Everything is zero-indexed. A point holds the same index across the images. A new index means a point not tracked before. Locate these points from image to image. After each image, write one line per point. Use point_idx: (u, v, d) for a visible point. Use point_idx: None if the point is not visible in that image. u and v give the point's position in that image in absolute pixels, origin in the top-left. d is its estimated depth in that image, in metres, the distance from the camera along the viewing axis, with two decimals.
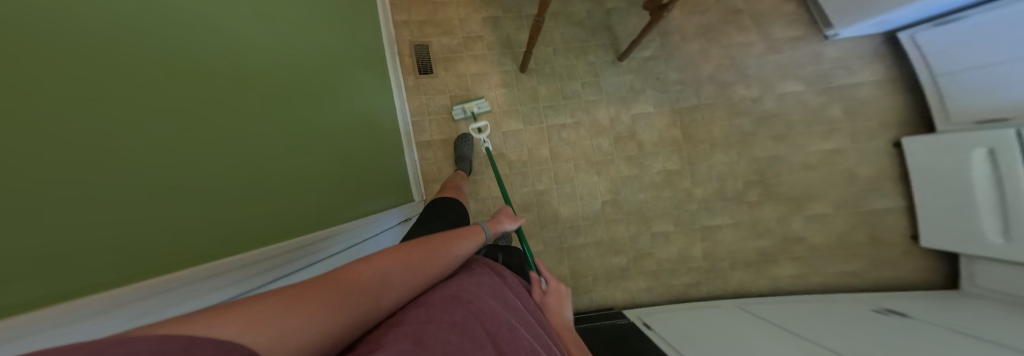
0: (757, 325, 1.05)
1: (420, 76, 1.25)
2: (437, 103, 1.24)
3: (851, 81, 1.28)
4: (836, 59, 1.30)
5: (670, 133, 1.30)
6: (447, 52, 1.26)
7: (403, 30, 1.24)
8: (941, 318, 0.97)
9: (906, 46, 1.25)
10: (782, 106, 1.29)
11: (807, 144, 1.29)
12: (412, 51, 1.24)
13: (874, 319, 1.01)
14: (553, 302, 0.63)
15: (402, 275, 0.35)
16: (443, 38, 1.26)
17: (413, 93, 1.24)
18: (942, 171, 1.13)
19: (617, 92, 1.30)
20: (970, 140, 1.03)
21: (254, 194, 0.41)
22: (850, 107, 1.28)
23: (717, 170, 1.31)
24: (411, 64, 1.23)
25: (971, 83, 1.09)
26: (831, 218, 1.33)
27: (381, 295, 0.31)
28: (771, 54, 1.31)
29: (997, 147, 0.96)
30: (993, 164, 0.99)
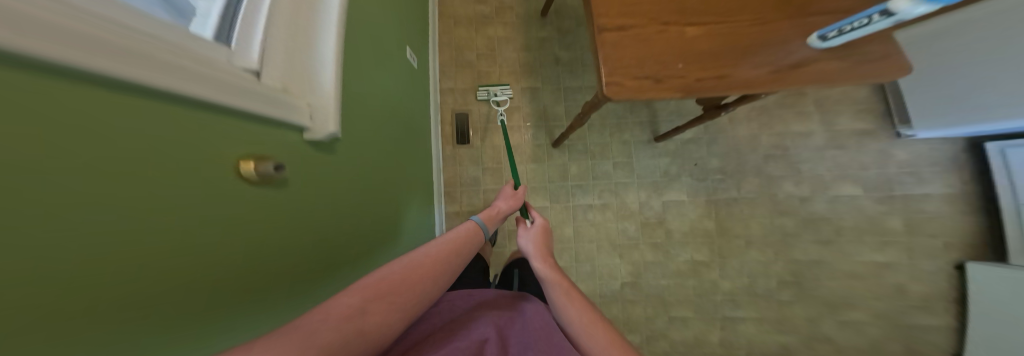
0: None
1: (456, 146, 1.14)
2: (470, 174, 1.12)
3: (919, 192, 1.16)
4: (905, 164, 1.16)
5: (702, 225, 1.24)
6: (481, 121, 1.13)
7: (446, 97, 1.13)
8: None
9: (992, 159, 1.10)
10: (833, 208, 1.18)
11: (857, 253, 1.19)
12: (453, 119, 1.12)
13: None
14: (535, 238, 0.66)
15: (392, 298, 0.40)
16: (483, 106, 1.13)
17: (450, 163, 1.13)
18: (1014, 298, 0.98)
19: (650, 175, 1.24)
20: None
21: (304, 287, 0.42)
22: (910, 219, 1.17)
23: (750, 266, 1.22)
24: (451, 134, 1.11)
25: None
26: (868, 329, 1.23)
27: (367, 323, 0.36)
28: (829, 149, 1.18)
29: None
30: None
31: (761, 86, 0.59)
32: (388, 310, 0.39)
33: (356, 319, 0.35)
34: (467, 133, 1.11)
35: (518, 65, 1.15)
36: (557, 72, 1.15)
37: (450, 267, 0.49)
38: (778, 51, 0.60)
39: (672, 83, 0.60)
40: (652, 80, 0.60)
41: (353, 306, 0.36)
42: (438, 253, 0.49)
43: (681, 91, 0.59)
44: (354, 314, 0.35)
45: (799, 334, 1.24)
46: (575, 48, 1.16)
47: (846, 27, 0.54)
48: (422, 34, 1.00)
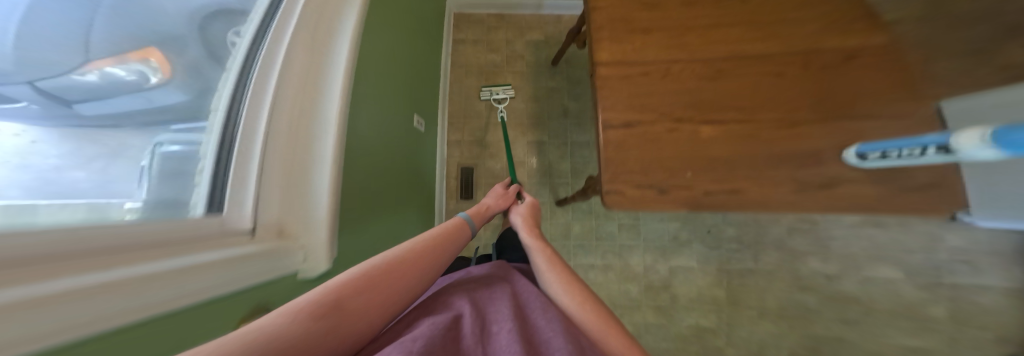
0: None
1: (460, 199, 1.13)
2: None
3: (976, 285, 1.03)
4: (954, 251, 1.05)
5: (711, 292, 1.16)
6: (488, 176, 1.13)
7: (454, 150, 1.14)
8: None
9: None
10: (865, 290, 1.09)
11: (888, 336, 1.06)
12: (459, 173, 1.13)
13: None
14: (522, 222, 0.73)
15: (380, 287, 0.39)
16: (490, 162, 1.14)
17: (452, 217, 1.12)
18: None
19: (657, 239, 1.21)
20: None
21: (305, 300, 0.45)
22: (960, 314, 1.03)
23: (760, 335, 1.13)
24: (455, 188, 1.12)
25: None
26: None
27: (352, 302, 0.35)
28: (864, 227, 1.12)
29: None
30: None
31: (782, 205, 0.58)
32: (375, 294, 0.39)
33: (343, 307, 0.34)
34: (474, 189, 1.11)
35: (525, 117, 1.12)
36: (564, 125, 1.13)
37: (435, 262, 0.50)
38: (807, 169, 0.58)
39: (681, 195, 0.60)
40: (657, 191, 0.60)
41: (342, 295, 0.35)
42: (420, 250, 0.48)
43: (691, 205, 0.60)
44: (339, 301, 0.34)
45: None
46: (584, 100, 1.14)
47: (890, 152, 0.52)
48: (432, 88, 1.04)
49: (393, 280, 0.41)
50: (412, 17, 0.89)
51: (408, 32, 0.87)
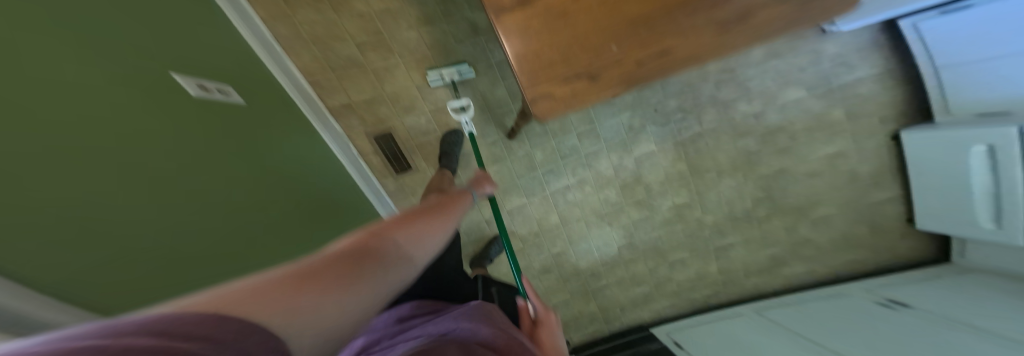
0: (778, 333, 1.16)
1: (400, 174, 1.06)
2: None
3: (852, 80, 1.23)
4: (836, 57, 1.22)
5: (676, 168, 1.25)
6: (414, 136, 1.02)
7: (352, 119, 0.98)
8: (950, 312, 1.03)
9: (906, 33, 1.18)
10: (786, 116, 1.23)
11: (812, 152, 1.27)
12: (375, 146, 1.01)
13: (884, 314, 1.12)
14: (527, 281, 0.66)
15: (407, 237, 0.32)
16: (406, 118, 1.00)
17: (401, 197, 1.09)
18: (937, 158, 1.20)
19: (616, 136, 1.18)
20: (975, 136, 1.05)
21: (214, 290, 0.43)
22: (851, 105, 1.25)
23: (725, 194, 1.29)
24: (384, 164, 1.03)
25: (963, 81, 1.11)
26: (835, 219, 1.34)
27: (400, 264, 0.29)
28: (771, 60, 1.20)
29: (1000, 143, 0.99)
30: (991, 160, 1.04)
31: (705, 51, 0.57)
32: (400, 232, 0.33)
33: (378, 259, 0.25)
34: (407, 160, 1.04)
35: (425, 47, 0.96)
36: (479, 43, 0.98)
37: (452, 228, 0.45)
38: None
39: (615, 75, 0.53)
40: (589, 79, 0.52)
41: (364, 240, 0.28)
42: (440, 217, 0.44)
43: (625, 83, 0.54)
44: (367, 252, 0.25)
45: (778, 241, 1.37)
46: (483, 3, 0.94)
47: None
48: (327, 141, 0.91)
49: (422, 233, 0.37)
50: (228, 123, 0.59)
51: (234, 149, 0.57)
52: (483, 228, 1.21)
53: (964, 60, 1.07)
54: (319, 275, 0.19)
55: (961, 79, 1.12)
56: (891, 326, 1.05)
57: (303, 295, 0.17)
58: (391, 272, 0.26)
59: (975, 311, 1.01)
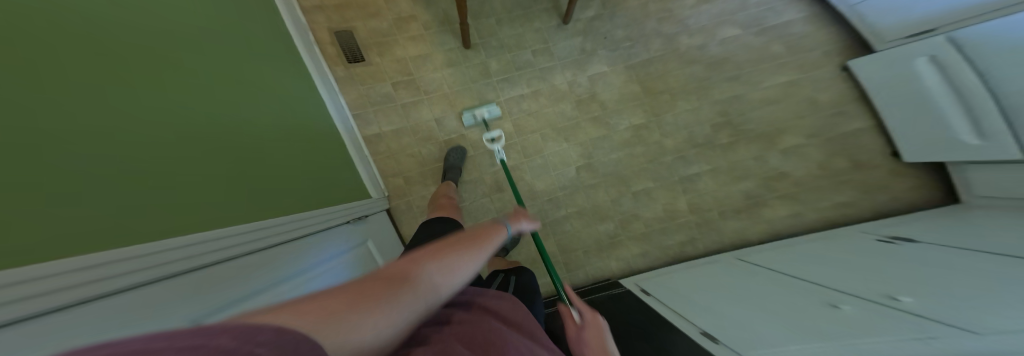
0: (759, 273, 1.03)
1: (351, 66, 1.25)
2: (380, 92, 1.27)
3: (781, 22, 1.38)
4: (763, 4, 1.39)
5: (629, 88, 1.32)
6: (376, 35, 1.28)
7: (318, 17, 1.23)
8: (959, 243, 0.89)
9: None
10: (727, 49, 1.35)
11: (762, 80, 1.32)
12: (334, 38, 1.24)
13: (880, 249, 0.99)
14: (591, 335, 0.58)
15: (442, 272, 0.33)
16: (370, 22, 1.28)
17: (347, 84, 1.25)
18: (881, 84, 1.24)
19: (569, 56, 1.34)
20: (912, 52, 1.10)
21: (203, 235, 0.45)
22: (788, 41, 1.36)
23: (683, 118, 1.30)
24: (339, 54, 1.24)
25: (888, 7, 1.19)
26: (808, 151, 1.27)
27: (423, 282, 0.30)
28: (702, 5, 1.37)
29: (936, 55, 1.05)
30: (941, 70, 1.05)
31: None
32: (446, 270, 0.34)
33: (401, 283, 0.27)
34: (360, 52, 1.26)
35: None
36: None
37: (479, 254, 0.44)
38: None
39: None
40: None
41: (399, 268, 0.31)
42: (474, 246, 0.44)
43: None
44: (399, 280, 0.28)
45: (751, 173, 1.27)
46: None
47: None
48: (317, 108, 1.07)
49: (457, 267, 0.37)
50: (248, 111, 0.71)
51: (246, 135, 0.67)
52: (428, 124, 1.29)
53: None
54: (358, 297, 0.22)
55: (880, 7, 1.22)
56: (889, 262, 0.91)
57: (352, 315, 0.20)
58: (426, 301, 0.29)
59: (977, 238, 0.89)
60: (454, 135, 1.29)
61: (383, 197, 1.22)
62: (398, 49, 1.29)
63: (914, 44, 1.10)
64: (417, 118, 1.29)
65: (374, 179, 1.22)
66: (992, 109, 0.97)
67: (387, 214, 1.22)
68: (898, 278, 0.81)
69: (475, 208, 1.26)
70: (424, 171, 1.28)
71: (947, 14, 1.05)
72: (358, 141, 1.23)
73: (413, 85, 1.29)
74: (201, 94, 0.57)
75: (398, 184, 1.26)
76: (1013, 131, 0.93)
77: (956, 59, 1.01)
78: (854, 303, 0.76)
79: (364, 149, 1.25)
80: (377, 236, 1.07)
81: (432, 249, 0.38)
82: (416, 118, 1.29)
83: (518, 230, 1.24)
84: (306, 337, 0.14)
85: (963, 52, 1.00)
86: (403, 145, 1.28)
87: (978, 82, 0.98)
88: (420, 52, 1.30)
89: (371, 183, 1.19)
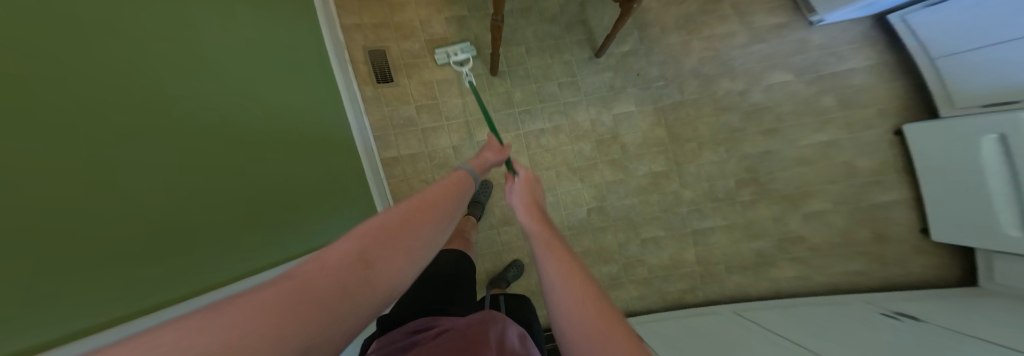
0: (753, 332, 1.02)
1: (380, 85, 1.23)
2: (403, 114, 1.24)
3: (845, 68, 1.26)
4: (824, 46, 1.27)
5: (654, 133, 1.27)
6: (408, 57, 1.25)
7: (355, 34, 1.21)
8: (961, 327, 0.89)
9: (899, 29, 1.21)
10: (771, 97, 1.26)
11: (800, 137, 1.24)
12: (367, 56, 1.22)
13: (884, 326, 0.96)
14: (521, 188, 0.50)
15: (408, 249, 0.25)
16: (403, 43, 1.25)
17: (375, 104, 1.23)
18: (935, 151, 1.12)
19: (597, 92, 1.28)
20: (980, 126, 0.97)
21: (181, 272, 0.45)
22: (841, 93, 1.25)
23: (706, 169, 1.25)
24: (369, 73, 1.22)
25: (970, 71, 1.05)
26: (831, 216, 1.23)
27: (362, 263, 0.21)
28: (755, 44, 1.28)
29: (1004, 134, 0.91)
30: (1004, 152, 0.94)
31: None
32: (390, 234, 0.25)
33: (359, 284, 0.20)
34: (390, 73, 1.23)
35: None
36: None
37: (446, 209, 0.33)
38: None
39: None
40: None
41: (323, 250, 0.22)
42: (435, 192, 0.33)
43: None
44: (351, 272, 0.20)
45: (767, 233, 1.25)
46: None
47: None
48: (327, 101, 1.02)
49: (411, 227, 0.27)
50: (234, 108, 0.63)
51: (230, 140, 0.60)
52: (446, 151, 1.26)
53: (967, 48, 1.03)
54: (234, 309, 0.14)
55: (962, 69, 1.07)
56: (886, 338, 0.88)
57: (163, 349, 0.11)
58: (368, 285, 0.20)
59: (984, 324, 0.88)
60: None
61: None
62: (427, 73, 1.26)
63: (985, 117, 0.96)
64: (436, 143, 1.26)
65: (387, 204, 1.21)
66: None
67: None
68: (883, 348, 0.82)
69: (483, 238, 1.29)
70: None
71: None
72: (375, 163, 1.21)
73: (435, 110, 1.26)
74: (200, 106, 0.55)
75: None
76: None
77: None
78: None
79: (381, 171, 1.23)
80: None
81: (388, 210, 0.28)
82: (433, 142, 1.26)
83: (521, 264, 1.28)
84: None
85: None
86: (423, 168, 1.25)
87: None
88: (445, 77, 1.27)
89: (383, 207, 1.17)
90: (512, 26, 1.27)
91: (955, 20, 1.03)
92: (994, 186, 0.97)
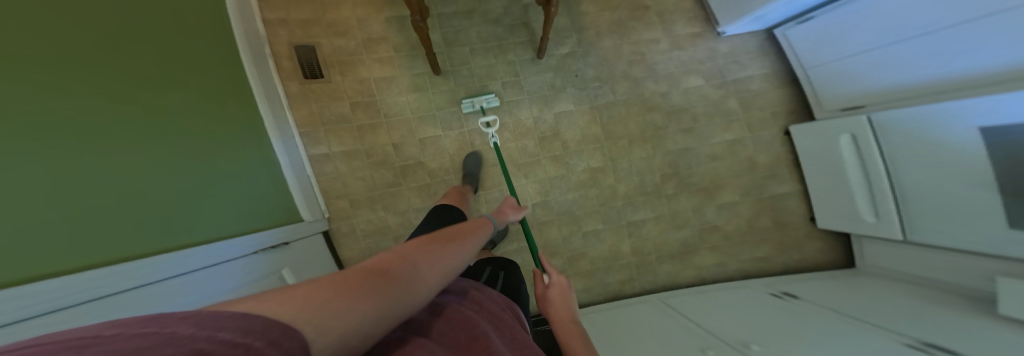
0: (672, 319, 1.13)
1: (308, 81, 1.17)
2: (335, 111, 1.19)
3: (743, 75, 1.50)
4: (729, 55, 1.51)
5: (591, 130, 1.36)
6: (340, 54, 1.20)
7: (280, 29, 1.15)
8: (834, 302, 1.07)
9: (782, 41, 1.43)
10: (687, 98, 1.45)
11: (712, 136, 1.43)
12: (293, 51, 1.16)
13: (776, 303, 1.13)
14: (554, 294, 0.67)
15: (425, 264, 0.35)
16: (335, 39, 1.19)
17: (301, 100, 1.17)
18: (810, 146, 1.37)
19: (539, 91, 1.35)
20: (838, 127, 1.21)
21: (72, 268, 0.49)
22: (742, 98, 1.48)
23: (637, 165, 1.38)
24: (295, 68, 1.16)
25: (830, 77, 1.30)
26: (737, 205, 1.43)
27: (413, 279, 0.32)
28: (674, 51, 1.48)
29: (855, 133, 1.16)
30: (856, 148, 1.18)
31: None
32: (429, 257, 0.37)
33: (391, 283, 0.29)
34: (319, 68, 1.17)
35: None
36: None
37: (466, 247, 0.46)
38: None
39: None
40: None
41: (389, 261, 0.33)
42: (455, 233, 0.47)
43: None
44: (382, 274, 0.29)
45: (689, 223, 1.41)
46: None
47: None
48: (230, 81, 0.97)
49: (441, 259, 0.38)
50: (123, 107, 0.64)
51: (88, 109, 0.58)
52: (384, 149, 1.23)
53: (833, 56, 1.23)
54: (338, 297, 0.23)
55: (825, 75, 1.32)
56: (792, 320, 0.99)
57: (316, 314, 0.20)
58: (409, 295, 0.30)
59: (851, 302, 1.06)
60: (410, 161, 1.25)
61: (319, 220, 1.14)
62: (365, 70, 1.22)
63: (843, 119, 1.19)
64: (373, 141, 1.22)
65: (313, 201, 1.14)
66: (888, 194, 1.13)
67: (324, 236, 1.16)
68: (780, 329, 0.96)
69: None
70: (372, 195, 1.21)
71: (910, 86, 1.06)
72: (297, 153, 1.15)
73: (373, 107, 1.23)
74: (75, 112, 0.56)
75: (342, 206, 1.19)
76: (899, 221, 1.13)
77: (870, 139, 1.12)
78: (718, 349, 0.90)
79: (307, 167, 1.17)
80: (302, 265, 0.98)
81: (418, 242, 0.40)
82: (371, 140, 1.22)
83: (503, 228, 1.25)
84: (279, 323, 0.16)
85: (875, 132, 1.11)
86: (358, 166, 1.20)
87: (882, 172, 1.12)
88: (386, 75, 1.23)
89: (306, 205, 1.11)
90: (457, 26, 1.28)
91: (820, 37, 1.24)
92: (852, 177, 1.22)
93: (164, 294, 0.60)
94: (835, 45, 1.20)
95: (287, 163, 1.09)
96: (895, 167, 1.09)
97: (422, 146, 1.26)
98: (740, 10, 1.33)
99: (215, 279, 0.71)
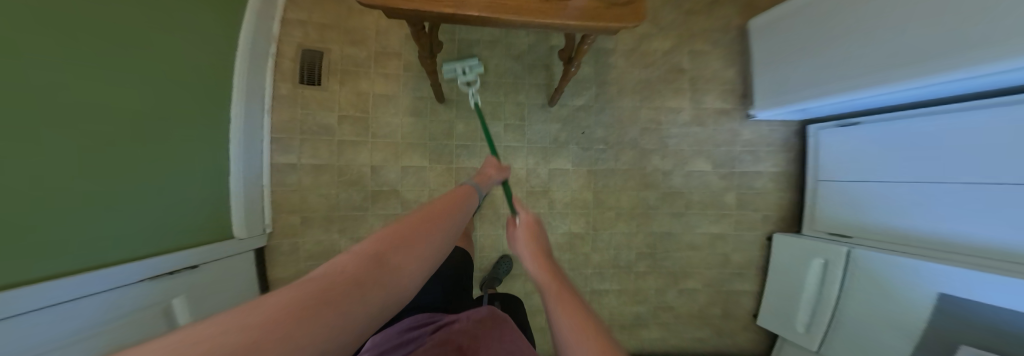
0: None
1: (302, 86, 1.12)
2: (322, 121, 1.12)
3: (754, 170, 1.41)
4: (749, 143, 1.40)
5: (582, 194, 1.29)
6: (346, 63, 1.15)
7: (295, 30, 1.12)
8: None
9: (811, 138, 1.35)
10: (687, 182, 1.37)
11: (698, 226, 1.40)
12: (298, 55, 1.13)
13: None
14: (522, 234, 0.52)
15: (407, 254, 0.29)
16: (348, 48, 1.15)
17: (288, 104, 1.11)
18: (781, 255, 1.35)
19: (541, 142, 1.24)
20: (816, 248, 1.18)
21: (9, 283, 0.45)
22: (743, 193, 1.41)
23: (616, 239, 1.34)
24: (294, 72, 1.12)
25: (834, 198, 1.23)
26: (698, 294, 1.45)
27: (399, 265, 0.27)
28: (693, 125, 1.35)
29: (830, 259, 1.13)
30: (822, 274, 1.16)
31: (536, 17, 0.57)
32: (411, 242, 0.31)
33: (379, 283, 0.24)
34: (318, 76, 1.13)
35: None
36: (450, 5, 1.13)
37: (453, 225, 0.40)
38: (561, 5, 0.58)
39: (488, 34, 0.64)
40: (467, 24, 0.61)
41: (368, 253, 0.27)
42: (440, 211, 0.40)
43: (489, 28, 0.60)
44: (356, 276, 0.23)
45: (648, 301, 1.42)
46: None
47: None
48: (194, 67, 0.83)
49: (429, 243, 0.33)
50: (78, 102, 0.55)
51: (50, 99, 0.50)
52: (360, 167, 1.15)
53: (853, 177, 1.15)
54: (312, 307, 0.17)
55: (830, 194, 1.25)
56: None
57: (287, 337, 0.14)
58: (394, 285, 0.25)
59: None
60: (384, 187, 1.17)
61: (260, 234, 1.09)
62: (366, 83, 1.16)
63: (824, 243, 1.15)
64: (350, 158, 1.14)
65: (255, 217, 1.07)
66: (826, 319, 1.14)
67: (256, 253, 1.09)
68: None
69: None
70: (330, 214, 1.15)
71: (919, 235, 0.97)
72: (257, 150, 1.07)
73: (363, 123, 1.15)
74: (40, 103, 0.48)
75: (292, 222, 1.14)
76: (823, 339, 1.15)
77: (841, 269, 1.09)
78: None
79: (266, 176, 1.10)
80: (212, 285, 0.89)
81: (400, 225, 0.33)
82: (350, 157, 1.14)
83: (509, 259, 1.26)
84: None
85: (848, 264, 1.07)
86: (320, 181, 1.13)
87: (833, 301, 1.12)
88: (385, 93, 1.16)
89: (244, 222, 1.03)
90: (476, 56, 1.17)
91: (849, 151, 1.17)
92: (805, 294, 1.22)
93: (76, 315, 0.55)
94: (858, 163, 1.14)
95: (240, 172, 1.00)
96: (846, 302, 1.08)
97: (404, 174, 1.17)
98: (784, 97, 1.17)
99: (133, 298, 0.66)
